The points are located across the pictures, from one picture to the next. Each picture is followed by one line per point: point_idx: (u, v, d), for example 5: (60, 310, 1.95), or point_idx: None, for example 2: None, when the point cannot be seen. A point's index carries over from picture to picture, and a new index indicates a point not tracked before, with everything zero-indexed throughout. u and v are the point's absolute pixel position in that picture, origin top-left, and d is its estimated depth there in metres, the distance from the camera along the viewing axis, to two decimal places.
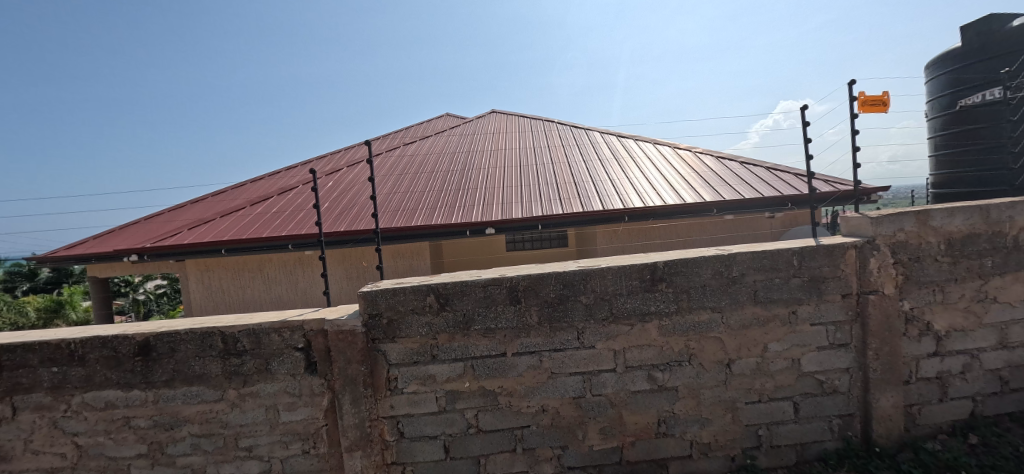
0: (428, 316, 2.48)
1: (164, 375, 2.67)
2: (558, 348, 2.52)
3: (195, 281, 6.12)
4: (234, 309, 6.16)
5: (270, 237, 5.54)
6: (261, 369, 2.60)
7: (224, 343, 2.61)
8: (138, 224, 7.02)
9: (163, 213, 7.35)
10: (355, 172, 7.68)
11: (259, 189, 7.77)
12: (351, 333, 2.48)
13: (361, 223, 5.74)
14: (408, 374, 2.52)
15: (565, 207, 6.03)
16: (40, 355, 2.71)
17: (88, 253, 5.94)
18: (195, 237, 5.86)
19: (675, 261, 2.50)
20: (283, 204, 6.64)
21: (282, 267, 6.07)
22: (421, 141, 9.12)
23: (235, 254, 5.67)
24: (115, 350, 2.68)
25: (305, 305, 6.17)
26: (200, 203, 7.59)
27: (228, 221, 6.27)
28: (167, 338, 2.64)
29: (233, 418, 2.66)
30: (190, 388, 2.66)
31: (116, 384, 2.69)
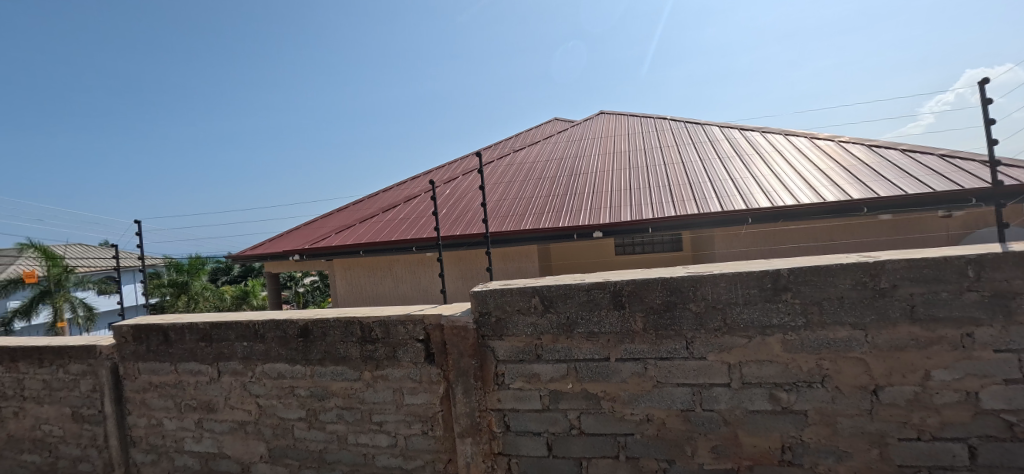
0: (533, 316, 2.57)
1: (318, 355, 3.20)
2: (664, 357, 2.42)
3: (341, 276, 7.15)
4: (369, 303, 7.05)
5: (397, 240, 6.25)
6: (389, 356, 2.97)
7: (362, 331, 3.03)
8: (304, 228, 8.47)
9: (317, 221, 8.72)
10: (471, 179, 8.23)
11: (390, 198, 8.76)
12: (464, 329, 2.69)
13: (474, 228, 6.15)
14: (513, 370, 2.64)
15: (679, 209, 5.69)
16: (236, 332, 3.46)
17: (265, 253, 7.33)
18: (341, 239, 6.86)
19: (803, 268, 2.22)
20: (410, 210, 7.41)
21: (408, 267, 6.78)
22: (537, 145, 9.37)
23: (371, 255, 6.50)
24: (285, 331, 3.29)
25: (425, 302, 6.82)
26: (344, 211, 8.83)
27: (366, 226, 7.21)
28: (320, 324, 3.17)
29: (368, 396, 3.08)
30: (336, 367, 3.15)
31: (284, 358, 3.31)
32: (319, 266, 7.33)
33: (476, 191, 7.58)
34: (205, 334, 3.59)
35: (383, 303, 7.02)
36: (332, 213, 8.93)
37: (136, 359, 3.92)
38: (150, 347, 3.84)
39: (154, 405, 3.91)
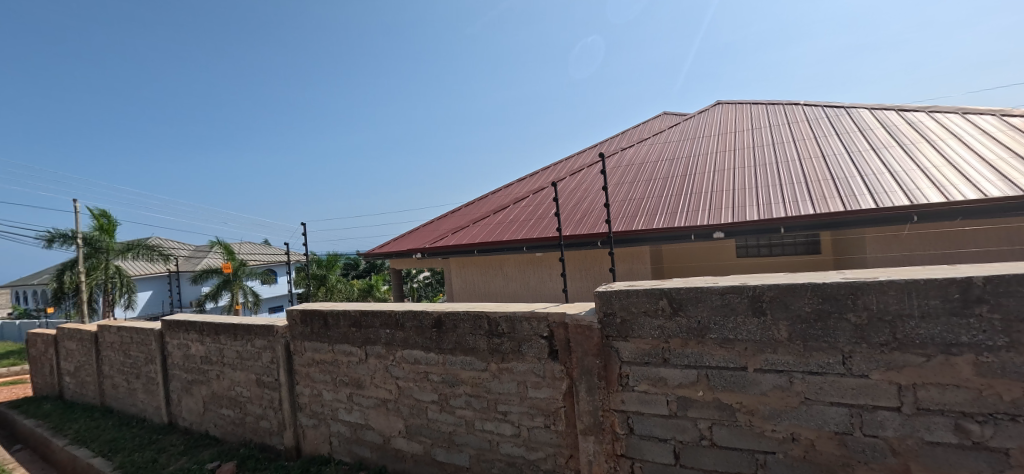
0: (660, 319, 2.51)
1: (450, 344, 3.48)
2: (814, 371, 2.18)
3: (456, 274, 7.62)
4: (481, 300, 7.39)
5: (509, 240, 6.47)
6: (515, 350, 3.12)
7: (489, 325, 3.23)
8: (424, 229, 9.18)
9: (434, 222, 9.40)
10: (580, 178, 8.21)
11: (501, 199, 9.09)
12: (588, 328, 2.72)
13: (585, 228, 6.13)
14: (639, 373, 2.60)
15: (819, 206, 5.04)
16: (381, 320, 3.92)
17: (392, 251, 8.12)
18: (456, 239, 7.30)
19: (1005, 277, 1.85)
20: (522, 211, 7.62)
21: (518, 266, 6.97)
22: (651, 141, 8.99)
23: (485, 254, 6.83)
24: (421, 322, 3.64)
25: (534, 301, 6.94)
26: (459, 213, 9.38)
27: (479, 227, 7.58)
28: (451, 317, 3.44)
29: (494, 386, 3.26)
30: (465, 357, 3.39)
31: (420, 346, 3.66)
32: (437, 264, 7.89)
33: (587, 190, 7.54)
34: (355, 320, 4.12)
35: (494, 300, 7.31)
36: (449, 214, 9.55)
37: (303, 338, 4.64)
38: (313, 329, 4.52)
39: (316, 378, 4.58)
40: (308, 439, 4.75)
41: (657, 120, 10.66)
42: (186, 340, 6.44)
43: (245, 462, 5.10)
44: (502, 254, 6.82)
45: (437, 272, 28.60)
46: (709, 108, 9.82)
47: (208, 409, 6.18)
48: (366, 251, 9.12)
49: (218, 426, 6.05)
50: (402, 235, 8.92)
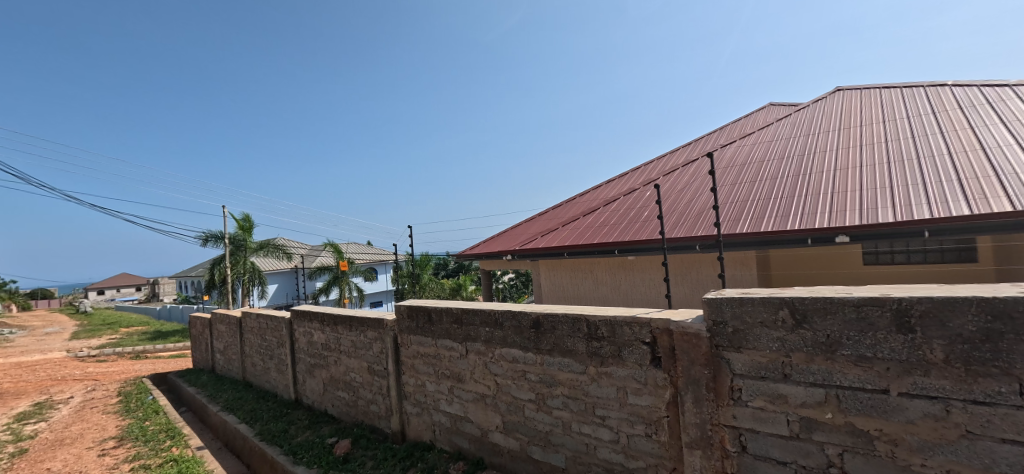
0: (781, 331, 2.31)
1: (547, 345, 3.52)
2: (980, 401, 1.86)
3: (545, 276, 7.66)
4: (569, 302, 7.34)
5: (600, 243, 6.33)
6: (615, 354, 3.08)
7: (588, 328, 3.22)
8: (514, 230, 9.38)
9: (523, 224, 9.55)
10: (678, 178, 7.81)
11: (591, 201, 8.96)
12: (696, 336, 2.59)
13: (683, 230, 5.80)
14: (754, 387, 2.41)
15: (978, 205, 4.28)
16: (481, 318, 4.08)
17: (485, 253, 8.41)
18: (545, 242, 7.32)
19: None
20: (614, 213, 7.44)
21: (608, 270, 6.82)
22: (757, 134, 8.28)
23: (575, 257, 6.77)
24: (519, 322, 3.74)
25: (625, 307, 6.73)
26: (547, 215, 9.42)
27: (569, 229, 7.54)
28: (550, 318, 3.49)
29: (593, 390, 3.24)
30: (563, 359, 3.41)
31: (519, 345, 3.75)
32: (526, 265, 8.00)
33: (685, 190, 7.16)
34: (456, 317, 4.34)
35: (583, 304, 7.21)
36: (537, 216, 9.63)
37: (409, 332, 4.99)
38: (418, 324, 4.84)
39: (420, 370, 4.90)
40: (412, 425, 5.10)
41: (761, 113, 9.81)
42: (310, 328, 7.26)
43: (357, 440, 5.61)
44: (592, 258, 6.71)
45: (522, 274, 29.22)
46: (826, 95, 8.82)
47: (327, 390, 6.91)
48: (458, 253, 9.53)
49: (335, 406, 6.73)
50: (492, 237, 9.20)
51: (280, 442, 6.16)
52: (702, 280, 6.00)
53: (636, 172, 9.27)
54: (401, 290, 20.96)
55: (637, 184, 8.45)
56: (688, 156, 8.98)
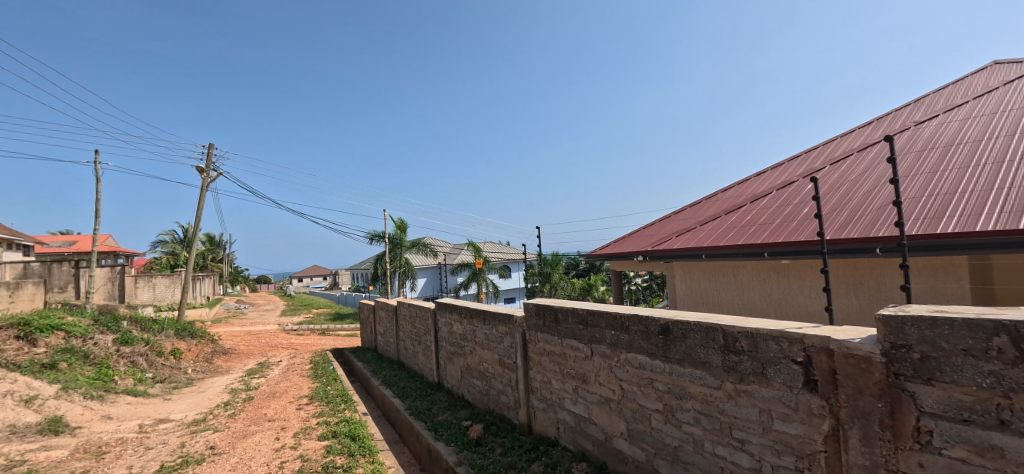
0: (994, 364, 1.80)
1: (678, 354, 3.26)
2: None
3: (681, 278, 7.14)
4: (709, 309, 6.72)
5: (745, 244, 5.63)
6: (758, 372, 2.72)
7: (725, 340, 2.90)
8: (648, 229, 8.93)
9: (658, 222, 9.05)
10: (849, 166, 6.58)
11: (736, 197, 8.07)
12: (866, 360, 2.14)
13: (855, 230, 4.82)
14: (950, 431, 1.93)
15: None
16: (607, 321, 3.97)
17: (616, 252, 8.17)
18: (681, 242, 6.80)
19: None
20: (763, 210, 6.58)
21: (757, 275, 6.06)
22: (966, 106, 6.52)
23: (714, 259, 6.15)
24: (647, 327, 3.53)
25: (779, 318, 5.90)
26: (685, 213, 8.76)
27: (709, 228, 6.89)
28: (681, 326, 3.22)
29: (730, 408, 2.90)
30: (695, 370, 3.13)
31: (646, 352, 3.54)
32: (661, 267, 7.57)
33: (859, 181, 5.99)
34: (582, 318, 4.28)
35: (725, 311, 6.54)
36: (674, 215, 9.01)
37: (536, 329, 5.08)
38: (545, 322, 4.90)
39: (546, 367, 4.95)
40: (538, 419, 5.18)
41: (977, 77, 7.71)
42: (450, 319, 7.88)
43: (489, 426, 5.91)
44: (736, 260, 6.02)
45: (656, 276, 27.95)
46: None
47: (464, 377, 7.42)
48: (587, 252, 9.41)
49: (470, 392, 7.19)
50: (625, 236, 8.90)
51: (424, 418, 6.80)
52: (881, 290, 4.95)
53: (794, 162, 8.07)
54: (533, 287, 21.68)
55: (795, 176, 7.34)
56: (864, 139, 7.50)
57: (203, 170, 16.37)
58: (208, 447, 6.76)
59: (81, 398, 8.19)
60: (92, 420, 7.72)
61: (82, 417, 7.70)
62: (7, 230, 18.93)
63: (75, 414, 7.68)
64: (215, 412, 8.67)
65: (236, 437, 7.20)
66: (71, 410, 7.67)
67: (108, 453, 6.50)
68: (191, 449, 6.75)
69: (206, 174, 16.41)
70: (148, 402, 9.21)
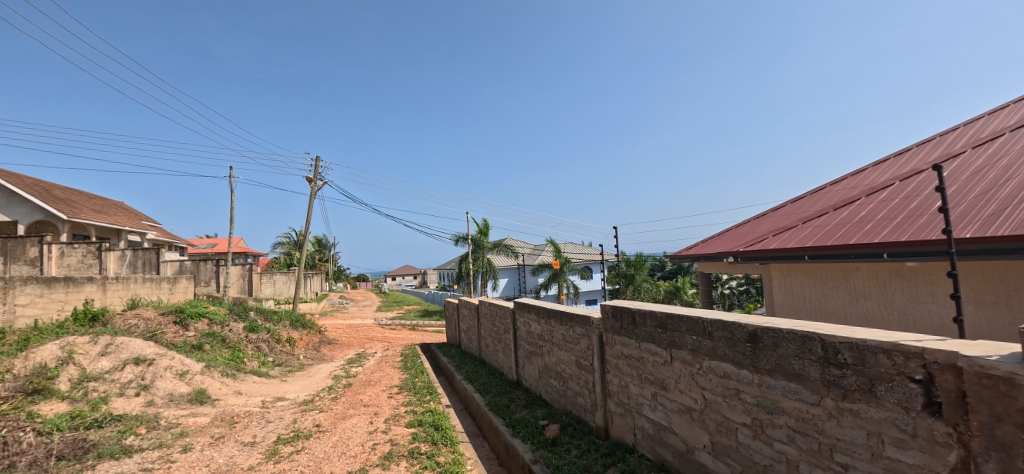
0: None
1: (768, 365, 2.98)
2: None
3: (780, 282, 6.54)
4: (813, 317, 6.07)
5: (856, 244, 4.99)
6: (865, 389, 2.41)
7: (825, 351, 2.60)
8: (739, 229, 8.30)
9: (752, 221, 8.37)
10: (991, 152, 5.59)
11: (845, 192, 7.21)
12: (1005, 382, 1.86)
13: (1001, 227, 4.05)
14: None
15: None
16: (688, 325, 3.74)
17: (704, 253, 7.70)
18: (778, 243, 6.22)
19: None
20: (879, 205, 5.80)
21: (873, 279, 5.34)
22: None
23: (818, 261, 5.54)
24: (733, 334, 3.27)
25: (901, 330, 5.14)
26: (784, 210, 8.01)
27: (811, 227, 6.22)
28: (772, 333, 2.94)
29: (831, 428, 2.60)
30: (788, 383, 2.84)
31: (732, 360, 3.28)
32: (756, 270, 6.99)
33: (1006, 168, 5.05)
34: (661, 322, 4.09)
35: (832, 320, 5.85)
36: (770, 212, 8.27)
37: (613, 331, 4.94)
38: (622, 325, 4.75)
39: (624, 371, 4.79)
40: (615, 424, 5.02)
41: None
42: (529, 319, 7.94)
43: (565, 428, 5.84)
44: (846, 263, 5.36)
45: (753, 279, 25.81)
46: None
47: (542, 377, 7.43)
48: (672, 253, 8.97)
49: (548, 392, 7.18)
50: (714, 236, 8.36)
51: (502, 414, 6.91)
52: None
53: (920, 150, 7.01)
54: (615, 289, 21.13)
55: (920, 166, 6.38)
56: (1014, 118, 6.30)
57: (312, 180, 18.17)
58: (315, 425, 7.47)
59: (219, 375, 9.47)
60: (227, 394, 8.90)
61: (220, 391, 8.90)
62: (165, 232, 22.45)
63: (215, 387, 8.91)
64: (321, 395, 9.56)
65: (338, 418, 7.87)
66: (211, 384, 8.91)
67: (239, 423, 7.45)
68: (302, 424, 7.50)
69: (314, 183, 18.17)
70: (269, 382, 10.41)
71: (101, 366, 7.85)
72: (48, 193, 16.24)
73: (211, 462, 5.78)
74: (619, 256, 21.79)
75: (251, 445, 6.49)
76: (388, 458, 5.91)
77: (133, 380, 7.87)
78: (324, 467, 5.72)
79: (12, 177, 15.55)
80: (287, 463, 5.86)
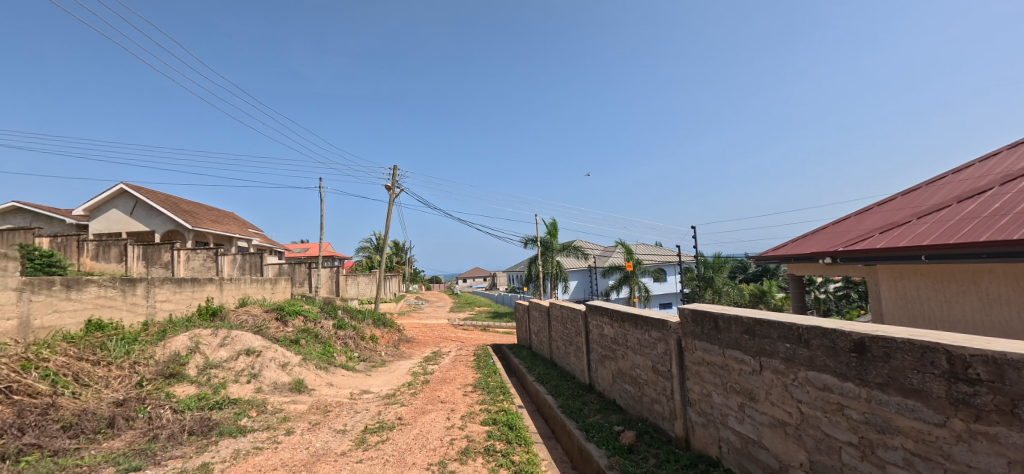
0: None
1: (878, 378, 2.71)
2: None
3: (889, 286, 5.87)
4: (932, 326, 5.35)
5: (987, 243, 4.32)
6: (1004, 410, 2.18)
7: (951, 365, 2.35)
8: (836, 227, 7.52)
9: (852, 217, 7.58)
10: None
11: (968, 182, 6.30)
12: None
13: None
14: None
15: None
16: (780, 332, 3.45)
17: (795, 253, 7.10)
18: (885, 241, 5.57)
19: None
20: (1015, 197, 4.99)
21: (1011, 283, 4.58)
22: None
23: (938, 261, 4.89)
24: (834, 342, 2.98)
25: None
26: (891, 204, 7.18)
27: (927, 223, 5.50)
28: (882, 342, 2.67)
29: (960, 453, 2.35)
30: (904, 400, 2.57)
31: (833, 371, 2.99)
32: (859, 272, 6.32)
33: None
34: (748, 327, 3.82)
35: (958, 330, 5.13)
36: (874, 208, 7.44)
37: (693, 336, 4.69)
38: (704, 330, 4.49)
39: (706, 378, 4.52)
40: (697, 435, 4.76)
41: None
42: (602, 322, 7.78)
43: (642, 435, 5.64)
44: (974, 264, 4.68)
45: (852, 282, 23.38)
46: None
47: (616, 382, 7.25)
48: (757, 253, 8.34)
49: (623, 397, 6.98)
50: (807, 234, 7.68)
51: (576, 417, 6.83)
52: None
53: None
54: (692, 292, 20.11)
55: None
56: None
57: (391, 187, 19.23)
58: (398, 417, 7.87)
59: (314, 367, 10.33)
60: (321, 384, 9.67)
61: (315, 381, 9.70)
62: (267, 238, 24.90)
63: (311, 378, 9.71)
64: (402, 390, 10.06)
65: (418, 412, 8.23)
66: (308, 375, 9.73)
67: (332, 412, 8.04)
68: (386, 416, 7.94)
69: (392, 190, 19.22)
70: (355, 375, 11.15)
71: (220, 356, 8.84)
72: (176, 205, 18.66)
73: (310, 445, 6.30)
74: (696, 258, 20.74)
75: (343, 432, 6.98)
76: (465, 453, 6.08)
77: (246, 369, 8.79)
78: (407, 458, 6.00)
79: (149, 193, 18.07)
80: (375, 451, 6.23)
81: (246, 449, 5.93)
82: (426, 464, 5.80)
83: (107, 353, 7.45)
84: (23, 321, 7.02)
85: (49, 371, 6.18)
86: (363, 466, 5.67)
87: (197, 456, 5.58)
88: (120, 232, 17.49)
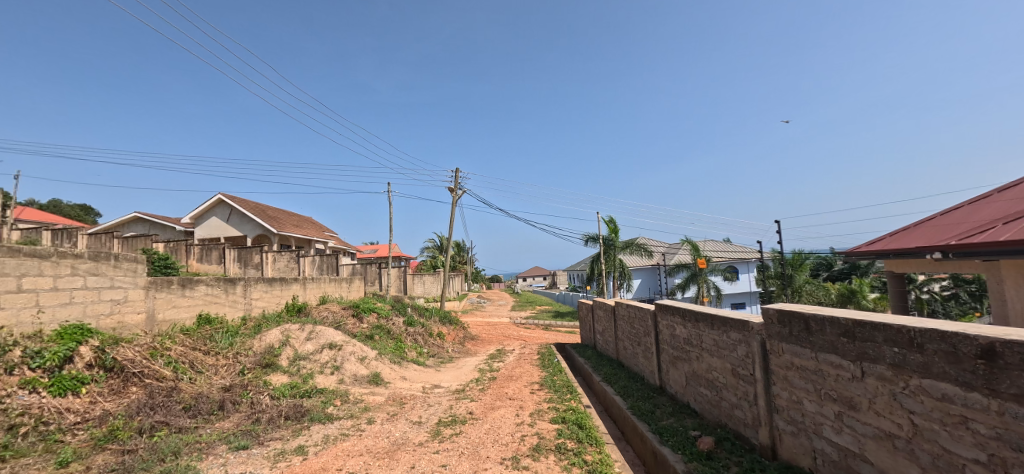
0: None
1: (1012, 389, 2.46)
2: None
3: (1014, 285, 5.13)
4: None
5: None
6: None
7: None
8: (944, 218, 6.69)
9: (963, 207, 6.73)
10: None
11: None
12: None
13: None
14: None
15: None
16: (885, 335, 3.16)
17: (894, 248, 6.42)
18: (1007, 233, 4.88)
19: None
20: None
21: None
22: None
23: None
24: (955, 347, 2.71)
25: None
26: (1014, 191, 6.27)
27: None
28: (1019, 349, 2.42)
29: None
30: None
31: (955, 380, 2.72)
32: (974, 269, 5.58)
33: None
34: (846, 329, 3.52)
35: None
36: (991, 195, 6.55)
37: (780, 339, 4.38)
38: (792, 332, 4.19)
39: (795, 384, 4.22)
40: (785, 444, 4.44)
41: None
42: (673, 322, 7.49)
43: (722, 441, 5.36)
44: None
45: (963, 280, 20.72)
46: None
47: (690, 384, 6.95)
48: (847, 248, 7.60)
49: (698, 401, 6.67)
50: (907, 227, 6.92)
51: (647, 420, 6.63)
52: None
53: None
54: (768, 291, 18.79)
55: None
56: None
57: (454, 189, 19.80)
58: (468, 412, 8.10)
59: (389, 361, 10.91)
60: (396, 378, 10.19)
61: (390, 375, 10.22)
62: (342, 241, 26.55)
63: (386, 372, 10.25)
64: (470, 385, 10.33)
65: (487, 408, 8.40)
66: (384, 369, 10.28)
67: (407, 404, 8.44)
68: (458, 411, 8.19)
69: (455, 192, 19.78)
70: (426, 370, 11.62)
71: (308, 349, 9.58)
72: (264, 212, 20.43)
73: (390, 434, 6.66)
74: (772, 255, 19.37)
75: (419, 424, 7.31)
76: (537, 450, 6.12)
77: (329, 362, 9.46)
78: (481, 451, 6.15)
79: (242, 201, 19.97)
80: (449, 443, 6.46)
81: (335, 434, 6.38)
82: (500, 459, 5.92)
83: (215, 344, 8.35)
84: (151, 314, 7.83)
85: (171, 359, 6.96)
86: (440, 457, 5.89)
87: (294, 439, 6.09)
88: (219, 237, 19.48)
